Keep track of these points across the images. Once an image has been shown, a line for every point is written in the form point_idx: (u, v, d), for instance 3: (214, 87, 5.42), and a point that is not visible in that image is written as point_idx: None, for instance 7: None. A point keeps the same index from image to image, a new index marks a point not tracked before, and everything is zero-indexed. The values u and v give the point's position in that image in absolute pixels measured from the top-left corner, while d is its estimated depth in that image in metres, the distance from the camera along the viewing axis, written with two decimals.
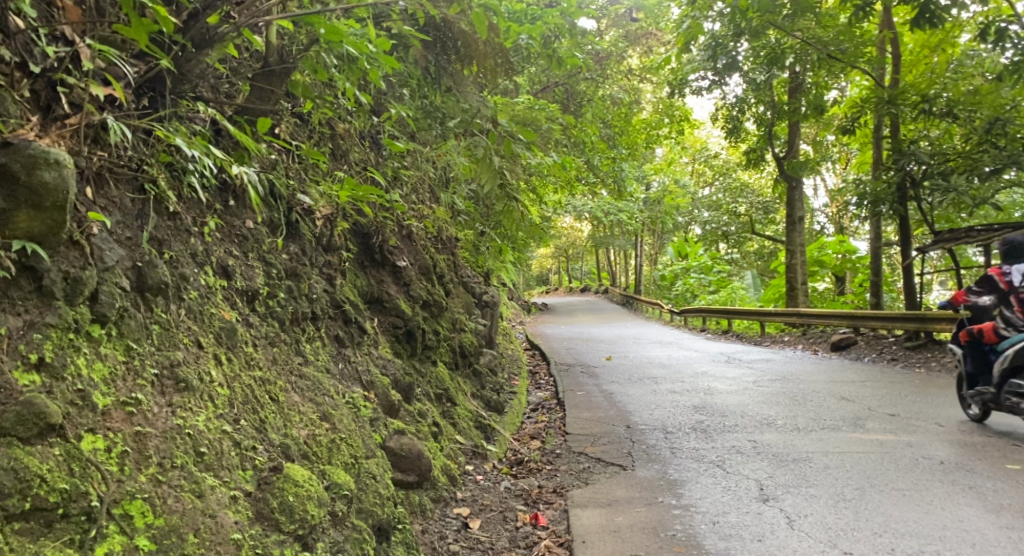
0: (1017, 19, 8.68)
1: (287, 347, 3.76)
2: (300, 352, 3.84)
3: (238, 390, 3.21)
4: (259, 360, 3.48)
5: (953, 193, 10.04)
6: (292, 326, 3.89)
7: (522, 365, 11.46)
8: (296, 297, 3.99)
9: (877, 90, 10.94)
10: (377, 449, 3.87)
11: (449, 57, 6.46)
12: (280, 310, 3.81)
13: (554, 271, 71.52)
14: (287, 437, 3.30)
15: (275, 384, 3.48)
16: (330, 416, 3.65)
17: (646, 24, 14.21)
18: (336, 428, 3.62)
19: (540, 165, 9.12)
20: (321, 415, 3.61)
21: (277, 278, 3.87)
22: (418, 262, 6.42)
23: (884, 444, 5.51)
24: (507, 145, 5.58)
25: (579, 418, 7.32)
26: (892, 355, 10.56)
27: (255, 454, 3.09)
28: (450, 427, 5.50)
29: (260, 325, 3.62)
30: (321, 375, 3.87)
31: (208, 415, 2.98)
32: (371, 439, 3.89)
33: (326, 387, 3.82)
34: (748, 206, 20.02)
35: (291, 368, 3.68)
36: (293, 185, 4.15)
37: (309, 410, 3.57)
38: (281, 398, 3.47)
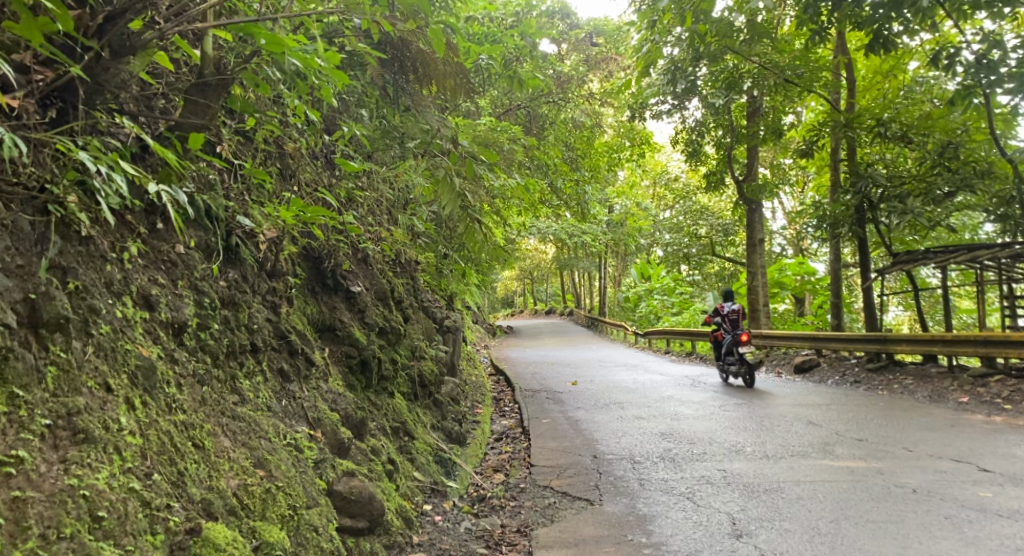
0: (966, 44, 8.76)
1: (220, 385, 3.45)
2: (236, 390, 3.54)
3: (153, 439, 2.90)
4: (184, 402, 3.17)
5: (910, 215, 9.91)
6: (227, 361, 3.58)
7: (487, 391, 11.17)
8: (232, 329, 3.69)
9: (834, 113, 11.03)
10: (321, 496, 3.58)
11: (407, 76, 6.28)
12: (214, 344, 3.51)
13: (519, 294, 71.36)
14: (212, 491, 3.00)
15: (201, 429, 3.17)
16: (265, 463, 3.35)
17: (606, 49, 14.24)
18: (271, 477, 3.32)
19: (503, 187, 8.96)
20: (255, 462, 3.31)
21: (211, 308, 3.57)
22: (374, 288, 6.13)
23: (856, 472, 5.34)
24: (468, 166, 5.42)
25: (544, 447, 7.06)
26: (854, 378, 10.47)
27: (169, 513, 2.77)
28: (407, 464, 5.21)
29: (188, 361, 3.31)
30: (259, 415, 3.57)
31: (112, 470, 2.66)
32: (315, 484, 3.59)
33: (263, 428, 3.52)
34: (709, 228, 20.10)
35: (223, 409, 3.37)
36: (232, 207, 3.87)
37: (242, 456, 3.27)
38: (208, 444, 3.15)
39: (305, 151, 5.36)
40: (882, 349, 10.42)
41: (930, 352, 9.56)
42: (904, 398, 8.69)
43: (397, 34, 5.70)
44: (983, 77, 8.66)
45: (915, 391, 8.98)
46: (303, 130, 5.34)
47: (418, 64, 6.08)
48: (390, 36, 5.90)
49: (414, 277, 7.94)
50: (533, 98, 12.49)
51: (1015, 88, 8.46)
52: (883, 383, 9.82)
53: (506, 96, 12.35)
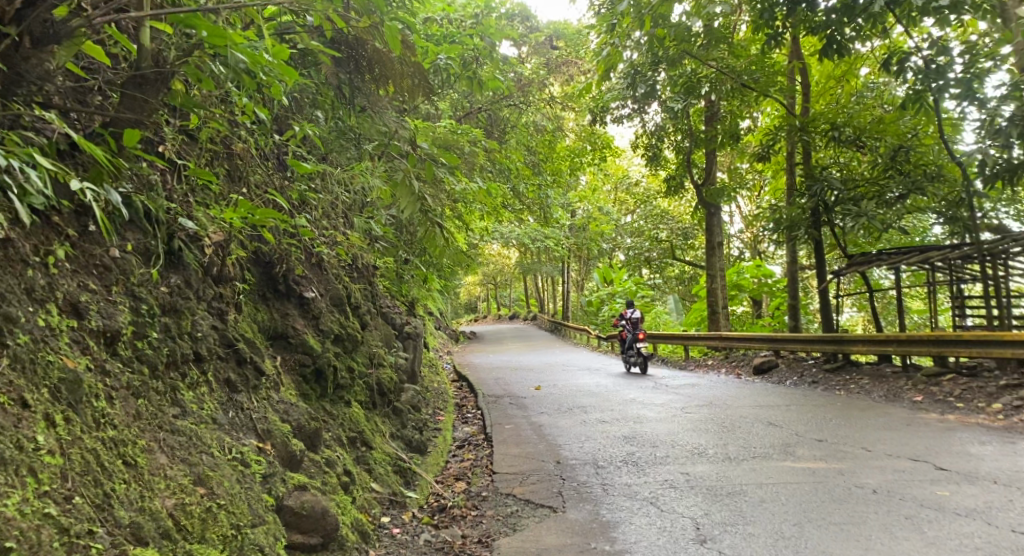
0: (910, 52, 8.93)
1: (158, 397, 3.26)
2: (176, 403, 3.35)
3: (76, 458, 2.69)
4: (115, 417, 2.98)
5: (864, 217, 9.97)
6: (167, 371, 3.38)
7: (448, 398, 11.03)
8: (173, 337, 3.49)
9: (790, 117, 11.15)
10: (268, 513, 3.40)
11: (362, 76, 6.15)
12: (152, 354, 3.31)
13: (482, 299, 71.20)
14: (143, 513, 2.80)
15: (133, 445, 2.97)
16: (207, 480, 3.17)
17: (566, 53, 14.22)
18: (213, 495, 3.14)
19: (464, 190, 8.83)
20: (195, 479, 3.12)
21: (148, 316, 3.37)
22: (329, 293, 5.95)
23: (817, 473, 5.31)
24: (428, 169, 5.32)
25: (507, 454, 6.94)
26: (812, 378, 10.54)
27: (91, 540, 2.55)
28: (364, 475, 5.05)
29: (121, 373, 3.12)
30: (202, 428, 3.38)
31: (26, 494, 2.45)
32: (262, 501, 3.41)
33: (206, 442, 3.33)
34: (669, 231, 20.22)
35: (160, 423, 3.18)
36: (173, 209, 3.68)
37: (180, 474, 3.08)
38: (141, 461, 2.96)
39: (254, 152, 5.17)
40: (839, 350, 10.53)
41: (885, 352, 9.68)
42: (861, 398, 8.76)
43: (351, 32, 5.54)
44: (931, 82, 8.79)
45: (872, 390, 9.07)
46: (252, 130, 5.15)
47: (374, 63, 5.93)
48: (343, 34, 5.73)
49: (372, 282, 7.76)
50: (493, 101, 12.39)
51: (961, 93, 8.61)
52: (840, 383, 9.90)
53: (467, 99, 12.23)
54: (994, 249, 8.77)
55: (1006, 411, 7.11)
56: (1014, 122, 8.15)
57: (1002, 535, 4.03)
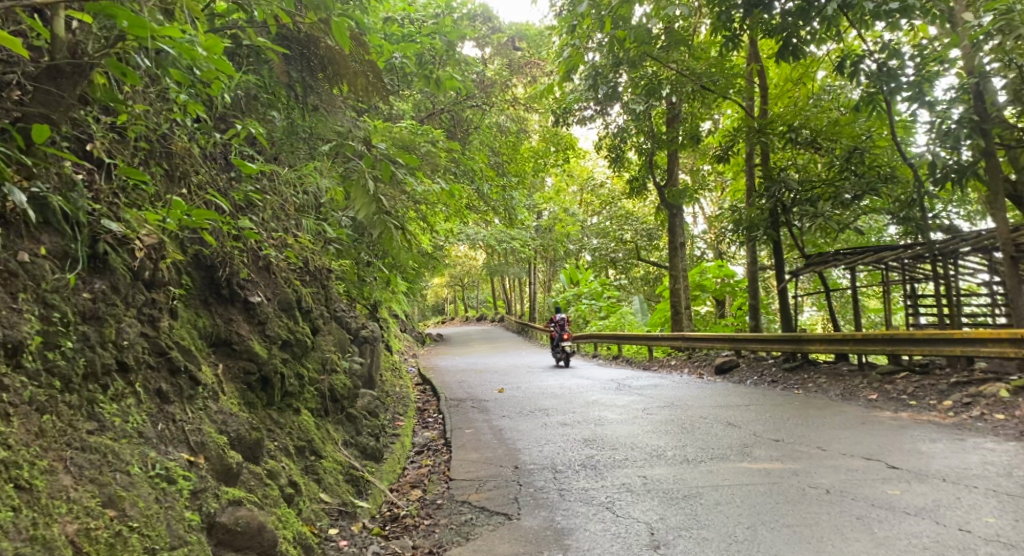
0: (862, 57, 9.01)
1: (70, 412, 3.07)
2: (93, 417, 3.17)
3: None
4: (12, 435, 2.78)
5: (820, 217, 10.18)
6: (84, 383, 3.21)
7: (410, 402, 10.84)
8: (93, 346, 3.31)
9: (749, 119, 11.18)
10: (194, 532, 3.23)
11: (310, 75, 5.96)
12: (65, 366, 3.13)
13: (450, 301, 70.84)
14: (33, 543, 2.60)
15: (32, 466, 2.78)
16: (119, 500, 2.98)
17: (529, 53, 14.12)
18: (125, 517, 2.96)
19: (424, 192, 8.67)
20: (103, 501, 2.93)
21: (62, 325, 3.18)
22: (277, 297, 5.76)
23: (773, 473, 5.26)
24: (384, 169, 5.26)
25: (465, 460, 6.81)
26: (772, 378, 10.58)
27: None
28: (312, 485, 4.89)
29: (25, 387, 2.93)
30: (121, 443, 3.20)
31: None
32: (187, 519, 3.24)
33: (126, 458, 3.15)
34: (633, 232, 20.23)
35: (70, 440, 3.00)
36: (96, 210, 3.50)
37: (87, 496, 2.89)
38: (39, 483, 2.77)
39: (196, 152, 4.98)
40: (798, 349, 10.57)
41: (842, 351, 9.74)
42: (818, 396, 8.80)
43: (298, 27, 5.35)
44: (883, 84, 8.83)
45: (829, 389, 9.11)
46: (191, 129, 4.96)
47: (327, 62, 5.65)
48: (290, 32, 5.54)
49: (327, 285, 7.57)
50: (455, 101, 12.22)
51: (914, 95, 8.68)
52: (799, 383, 9.93)
53: (428, 100, 12.06)
54: (944, 249, 8.91)
55: (957, 408, 7.17)
56: (962, 125, 8.19)
57: (949, 534, 3.99)
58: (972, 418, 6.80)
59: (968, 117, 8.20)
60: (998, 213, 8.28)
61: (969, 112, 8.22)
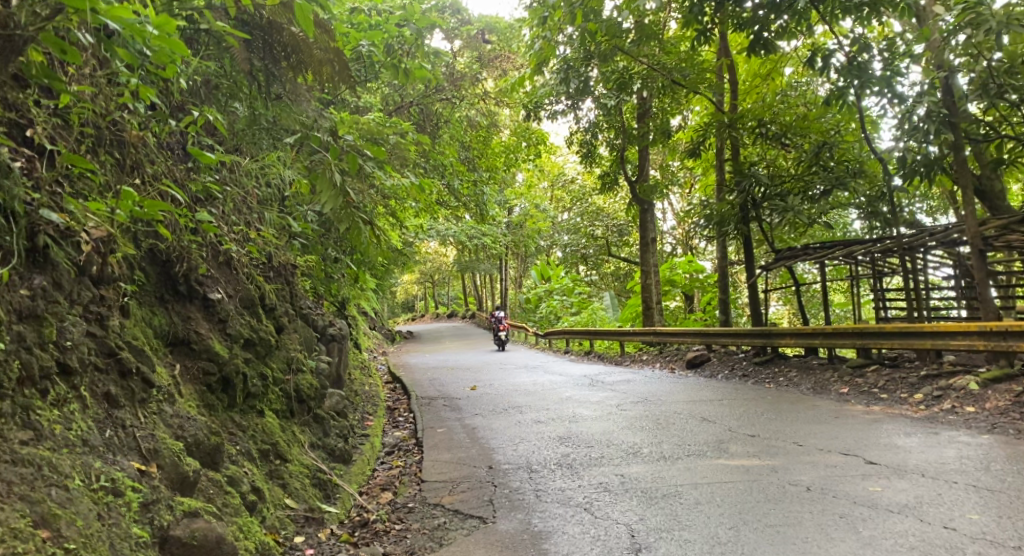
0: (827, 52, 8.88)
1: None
2: (28, 425, 2.90)
3: None
4: None
5: (791, 212, 9.91)
6: (19, 388, 2.94)
7: (379, 401, 10.60)
8: (28, 347, 3.05)
9: (718, 113, 11.11)
10: (143, 550, 2.98)
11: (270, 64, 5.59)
12: None
13: (420, 299, 70.32)
14: None
15: None
16: (53, 519, 2.70)
17: (499, 47, 13.89)
18: (60, 538, 2.67)
19: (393, 186, 8.43)
20: (35, 521, 2.64)
21: None
22: (238, 294, 5.49)
23: (752, 469, 5.13)
24: (351, 161, 5.02)
25: (437, 460, 6.60)
26: (743, 372, 10.53)
27: None
28: (276, 491, 4.65)
29: None
30: (60, 454, 2.93)
31: None
32: (136, 536, 2.98)
33: (64, 471, 2.89)
34: (604, 228, 20.16)
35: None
36: (35, 199, 3.23)
37: (15, 516, 2.59)
38: None
39: (150, 141, 4.71)
40: (769, 343, 10.54)
41: (813, 345, 9.71)
42: (790, 391, 8.75)
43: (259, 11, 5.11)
44: (853, 79, 8.68)
45: (800, 383, 9.07)
46: (144, 116, 4.68)
47: (290, 51, 5.36)
48: (250, 16, 5.27)
49: (292, 281, 7.30)
50: (423, 94, 11.98)
51: (883, 89, 8.59)
52: (770, 377, 9.88)
53: (396, 94, 11.80)
54: (913, 243, 8.85)
55: (929, 401, 7.15)
56: (930, 120, 7.97)
57: (936, 532, 3.90)
58: (944, 411, 6.77)
59: (936, 111, 7.98)
60: (966, 207, 8.26)
61: (937, 106, 8.02)
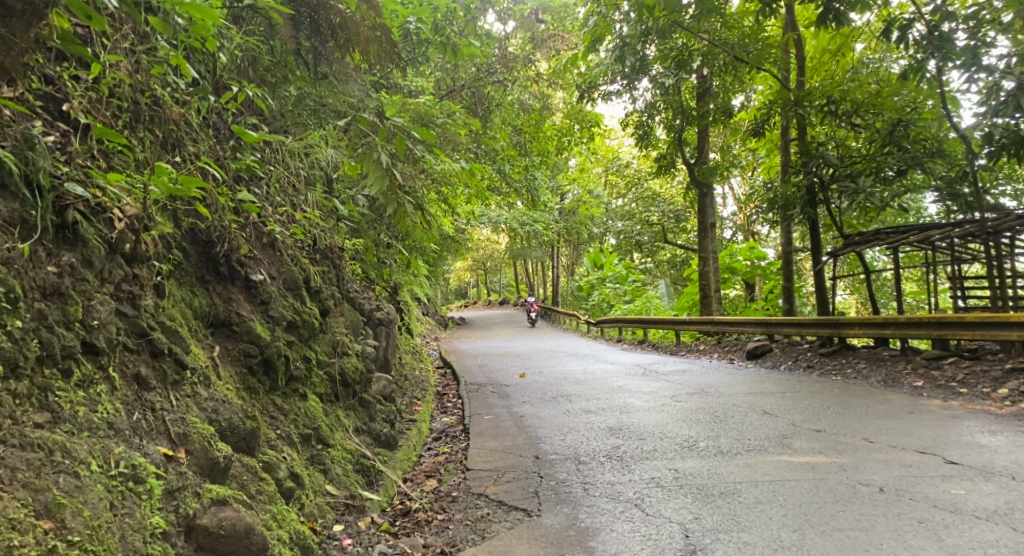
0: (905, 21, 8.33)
1: (12, 403, 2.72)
2: (45, 407, 2.82)
3: None
4: None
5: (862, 194, 9.44)
6: (38, 367, 2.85)
7: (429, 386, 10.49)
8: (50, 326, 2.95)
9: (784, 91, 10.60)
10: (159, 542, 2.90)
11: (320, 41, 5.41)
12: (12, 349, 2.77)
13: (473, 285, 70.46)
14: None
15: None
16: (58, 509, 2.61)
17: (553, 26, 13.36)
18: (63, 530, 2.59)
19: (443, 169, 8.23)
20: (37, 511, 2.57)
21: (9, 302, 2.80)
22: (282, 276, 5.36)
23: (817, 467, 4.79)
24: (397, 141, 4.85)
25: (483, 448, 6.42)
26: (807, 363, 10.06)
27: None
28: (316, 476, 4.53)
29: None
30: (77, 439, 2.83)
31: None
32: (153, 525, 2.90)
33: (80, 456, 2.80)
34: (660, 214, 19.66)
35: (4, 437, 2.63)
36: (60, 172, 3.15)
37: (13, 506, 2.51)
38: None
39: (191, 118, 4.61)
40: (834, 333, 10.03)
41: (883, 335, 9.19)
42: (858, 384, 8.27)
43: None
44: (934, 50, 8.14)
45: (870, 376, 8.59)
46: (185, 93, 4.59)
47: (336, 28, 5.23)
48: None
49: (341, 264, 7.18)
50: (475, 77, 11.76)
51: (965, 64, 8.03)
52: (836, 368, 9.41)
53: (448, 77, 11.59)
54: (998, 228, 8.29)
55: (1015, 397, 6.63)
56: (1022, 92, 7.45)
57: None
58: None
59: None
60: None
61: None
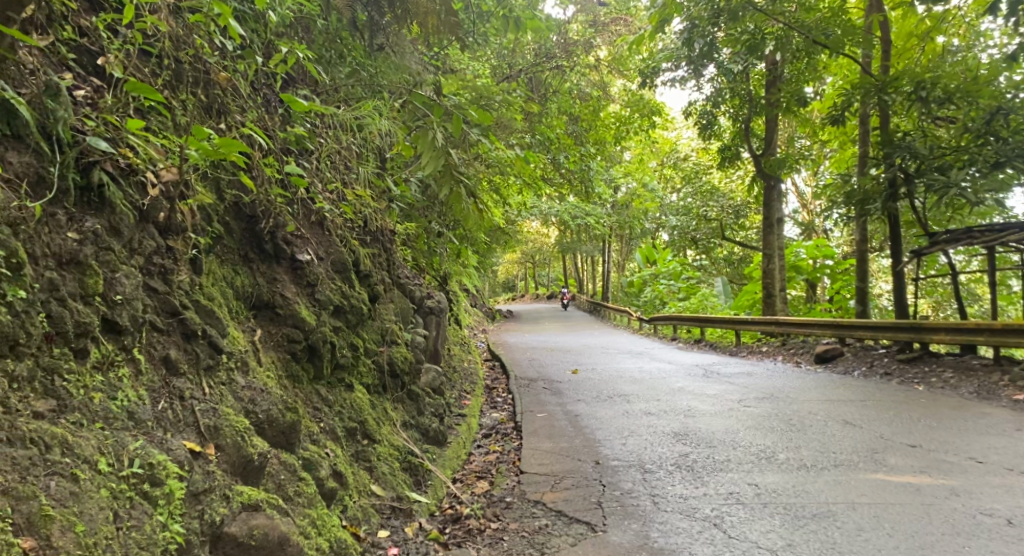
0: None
1: (9, 388, 2.38)
2: (49, 393, 2.48)
3: None
4: None
5: (953, 189, 8.72)
6: (44, 346, 2.53)
7: (478, 379, 10.08)
8: (63, 299, 2.63)
9: (865, 77, 9.89)
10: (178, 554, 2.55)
11: (383, 11, 5.11)
12: (13, 324, 2.44)
13: (519, 278, 69.83)
14: None
15: None
16: (43, 523, 2.23)
17: (615, 10, 12.32)
18: (48, 550, 2.20)
19: (499, 155, 7.82)
20: (18, 525, 2.18)
21: (11, 269, 2.45)
22: (330, 257, 4.98)
23: (922, 491, 4.22)
24: (455, 121, 4.39)
25: (538, 449, 5.97)
26: (885, 370, 9.33)
27: None
28: (361, 475, 4.15)
29: None
30: (86, 432, 2.50)
31: None
32: (169, 534, 2.54)
33: (84, 454, 2.44)
34: (718, 210, 18.70)
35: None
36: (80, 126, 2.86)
37: None
38: None
39: (239, 84, 4.29)
40: (917, 339, 9.27)
41: (973, 342, 8.43)
42: (948, 394, 7.57)
43: None
44: None
45: (960, 386, 7.87)
46: (232, 56, 4.26)
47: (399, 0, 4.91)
48: None
49: (392, 248, 6.80)
50: (533, 62, 11.30)
51: None
52: (919, 377, 8.68)
53: (506, 63, 11.14)
54: None
55: None
56: None
57: None
58: None
59: None
60: None
61: None
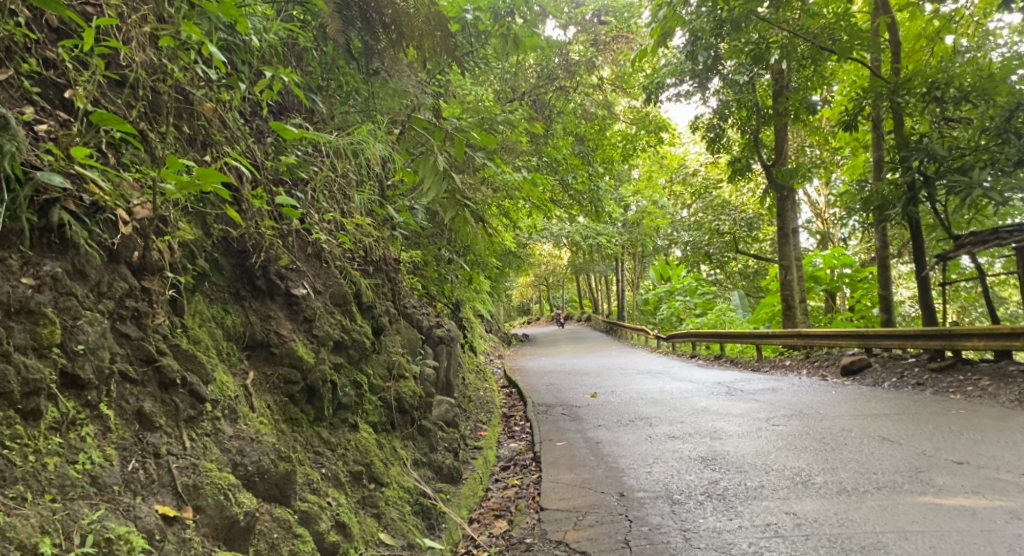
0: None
1: None
2: None
3: None
4: None
5: (976, 189, 8.35)
6: None
7: (495, 408, 9.75)
8: (7, 353, 2.43)
9: (876, 80, 9.59)
10: None
11: (376, 35, 4.90)
12: None
13: (534, 300, 69.48)
14: None
15: None
16: None
17: (616, 27, 12.09)
18: None
19: (504, 178, 7.56)
20: None
21: None
22: (329, 290, 4.74)
23: (978, 514, 3.98)
24: (459, 143, 4.16)
25: (557, 482, 5.65)
26: (917, 380, 8.93)
27: None
28: (368, 523, 3.85)
29: None
30: (32, 506, 2.29)
31: None
32: None
33: (18, 538, 2.20)
34: (731, 223, 18.27)
35: None
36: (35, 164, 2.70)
37: None
38: None
39: (227, 116, 4.08)
40: (948, 346, 8.86)
41: (1009, 347, 8.03)
42: (987, 404, 7.18)
43: None
44: None
45: (1000, 395, 7.47)
46: (217, 87, 4.06)
47: (390, 23, 4.74)
48: None
49: (398, 277, 6.54)
50: (535, 84, 11.10)
51: None
52: (954, 386, 8.28)
53: (508, 87, 10.95)
54: None
55: None
56: None
57: None
58: None
59: None
60: None
61: None
